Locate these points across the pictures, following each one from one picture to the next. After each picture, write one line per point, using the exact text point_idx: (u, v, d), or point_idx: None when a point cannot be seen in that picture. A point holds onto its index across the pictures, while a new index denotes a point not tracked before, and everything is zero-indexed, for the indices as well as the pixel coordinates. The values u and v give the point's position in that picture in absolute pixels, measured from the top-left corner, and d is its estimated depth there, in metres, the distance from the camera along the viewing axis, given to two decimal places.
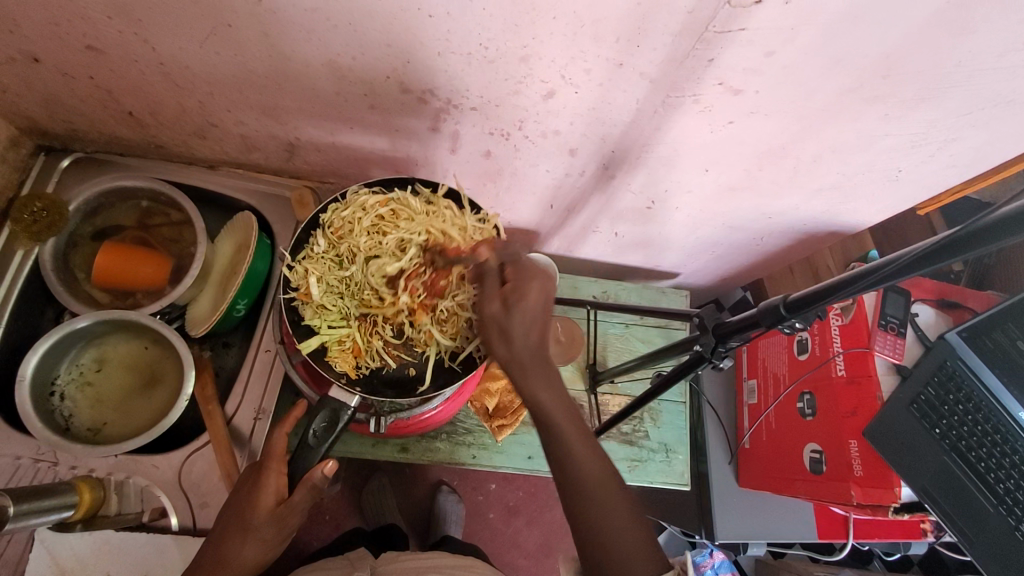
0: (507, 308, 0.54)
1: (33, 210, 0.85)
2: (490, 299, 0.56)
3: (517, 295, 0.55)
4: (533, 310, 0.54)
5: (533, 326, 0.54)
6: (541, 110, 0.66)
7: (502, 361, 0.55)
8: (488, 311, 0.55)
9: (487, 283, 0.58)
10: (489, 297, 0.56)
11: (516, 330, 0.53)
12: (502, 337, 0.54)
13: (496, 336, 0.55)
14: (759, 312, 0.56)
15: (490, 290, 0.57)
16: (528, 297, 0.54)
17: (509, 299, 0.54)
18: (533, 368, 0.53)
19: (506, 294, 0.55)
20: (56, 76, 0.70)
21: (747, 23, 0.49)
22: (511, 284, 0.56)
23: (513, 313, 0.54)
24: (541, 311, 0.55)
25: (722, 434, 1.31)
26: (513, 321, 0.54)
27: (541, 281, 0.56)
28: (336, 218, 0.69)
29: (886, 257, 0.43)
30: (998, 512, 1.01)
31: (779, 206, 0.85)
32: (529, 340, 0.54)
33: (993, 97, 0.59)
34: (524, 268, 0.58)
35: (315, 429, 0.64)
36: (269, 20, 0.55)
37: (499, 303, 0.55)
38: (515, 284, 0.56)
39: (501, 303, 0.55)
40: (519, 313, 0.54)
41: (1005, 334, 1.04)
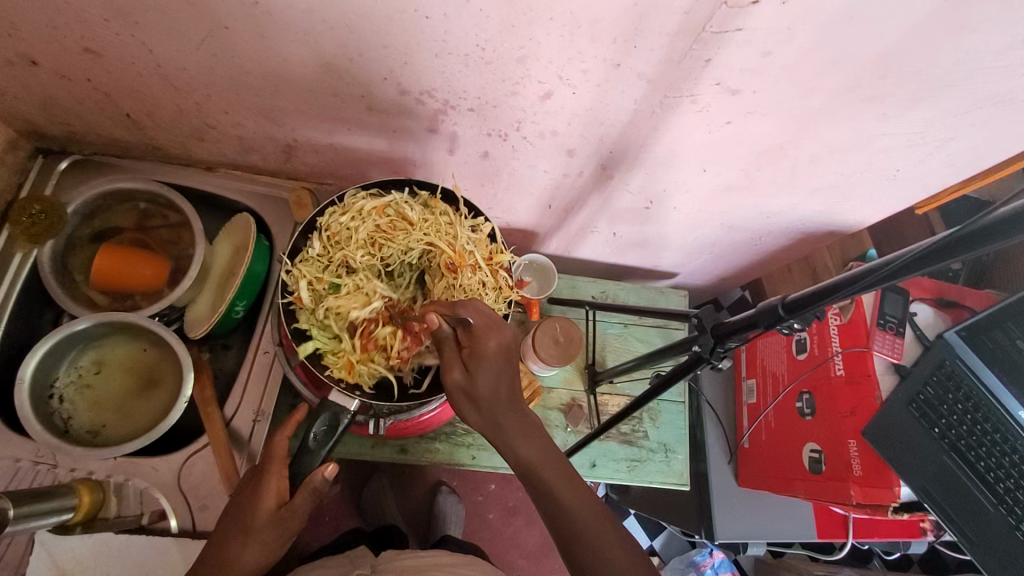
0: (470, 375, 0.57)
1: (30, 213, 0.84)
2: (453, 369, 0.58)
3: (478, 363, 0.57)
4: (495, 369, 0.58)
5: (498, 387, 0.58)
6: (539, 111, 0.66)
7: (472, 418, 0.60)
8: (452, 381, 0.58)
9: (444, 348, 0.59)
10: (451, 366, 0.58)
11: (483, 395, 0.57)
12: (473, 403, 0.59)
13: (467, 404, 0.59)
14: (757, 312, 0.56)
15: (451, 358, 0.58)
16: (487, 362, 0.57)
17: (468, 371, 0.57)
18: (504, 423, 0.59)
19: (468, 359, 0.58)
20: (54, 79, 0.70)
21: (744, 24, 0.49)
22: (468, 349, 0.58)
23: (476, 379, 0.57)
24: (501, 365, 0.58)
25: (721, 433, 1.31)
26: (479, 387, 0.57)
27: (496, 341, 0.57)
28: (332, 223, 0.68)
29: (887, 257, 0.43)
30: (997, 511, 1.01)
31: (778, 206, 0.85)
32: (499, 400, 0.59)
33: (990, 97, 0.59)
34: (477, 328, 0.58)
35: (316, 433, 0.65)
36: (267, 22, 0.55)
37: (461, 371, 0.58)
38: (474, 348, 0.57)
39: (463, 371, 0.58)
40: (484, 379, 0.57)
41: (1005, 334, 1.03)
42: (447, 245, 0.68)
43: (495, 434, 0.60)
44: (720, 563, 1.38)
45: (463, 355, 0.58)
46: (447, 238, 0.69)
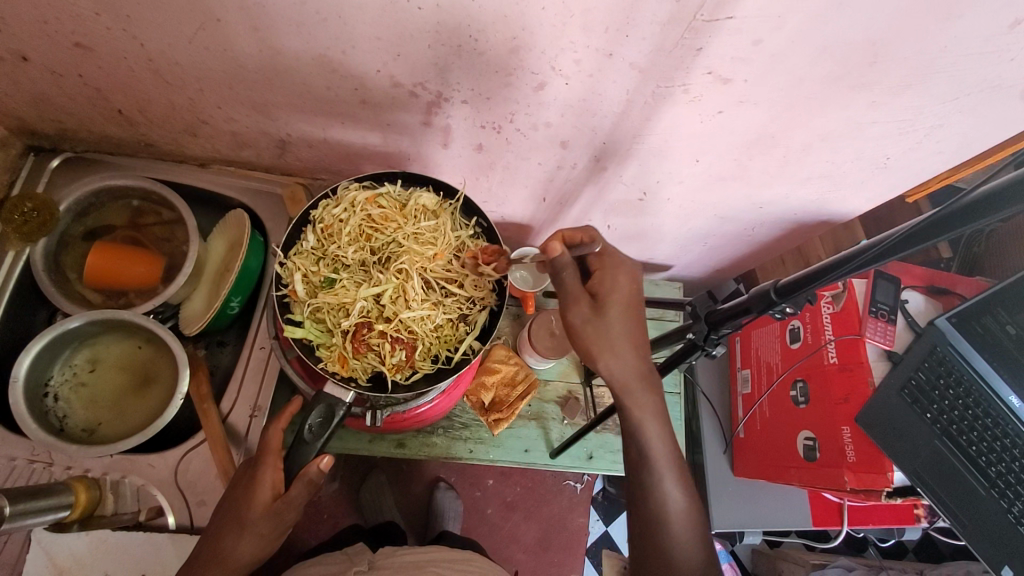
0: (599, 307, 0.56)
1: (24, 211, 0.83)
2: (577, 298, 0.55)
3: (606, 295, 0.56)
4: (625, 302, 0.57)
5: (630, 324, 0.56)
6: (532, 102, 0.66)
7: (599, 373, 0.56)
8: (576, 315, 0.55)
9: (564, 283, 0.55)
10: (573, 298, 0.55)
11: (614, 327, 0.55)
12: (601, 336, 0.55)
13: (593, 336, 0.55)
14: (750, 298, 0.57)
15: (574, 288, 0.55)
16: (619, 293, 0.57)
17: (602, 296, 0.56)
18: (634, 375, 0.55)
19: (597, 289, 0.57)
20: (45, 76, 0.70)
21: (734, 12, 0.49)
22: (596, 281, 0.58)
23: (606, 309, 0.56)
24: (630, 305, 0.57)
25: (716, 423, 1.34)
26: (610, 320, 0.55)
27: (631, 272, 0.58)
28: (326, 215, 0.69)
29: (874, 240, 0.44)
30: (989, 494, 1.03)
31: (770, 196, 0.86)
32: (627, 335, 0.55)
33: (977, 83, 0.59)
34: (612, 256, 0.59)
35: (310, 425, 0.63)
36: (258, 14, 0.55)
37: (589, 304, 0.56)
38: (603, 281, 0.57)
39: (590, 305, 0.56)
40: (614, 314, 0.56)
41: (995, 320, 1.05)
42: (439, 244, 0.70)
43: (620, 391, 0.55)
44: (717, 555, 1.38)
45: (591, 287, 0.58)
46: (440, 237, 0.70)
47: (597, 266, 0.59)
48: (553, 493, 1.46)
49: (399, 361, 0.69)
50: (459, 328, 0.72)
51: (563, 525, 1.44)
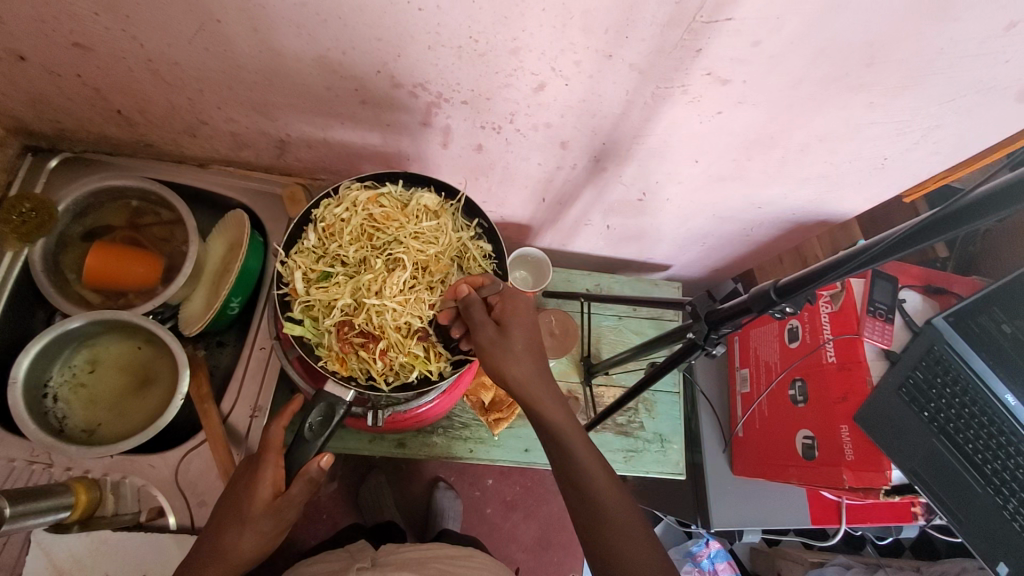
0: (503, 330, 0.63)
1: (21, 211, 0.82)
2: (484, 325, 0.63)
3: (509, 320, 0.64)
4: (525, 328, 0.64)
5: (527, 347, 0.63)
6: (532, 103, 0.66)
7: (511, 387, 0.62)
8: (484, 337, 0.63)
9: (473, 314, 0.63)
10: (481, 326, 0.63)
11: (516, 348, 0.62)
12: (504, 357, 0.61)
13: (497, 360, 0.62)
14: (749, 298, 0.58)
15: (482, 317, 0.63)
16: (517, 320, 0.64)
17: (503, 323, 0.63)
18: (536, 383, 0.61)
19: (500, 317, 0.64)
20: (43, 76, 0.70)
21: (733, 14, 0.50)
22: (498, 309, 0.65)
23: (509, 333, 0.63)
24: (529, 328, 0.64)
25: (715, 423, 1.34)
26: (512, 341, 0.62)
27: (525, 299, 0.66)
28: (328, 215, 0.69)
29: (871, 240, 0.44)
30: (985, 491, 1.04)
31: (769, 196, 0.86)
32: (524, 355, 0.62)
33: (972, 85, 0.60)
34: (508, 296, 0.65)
35: (311, 423, 0.63)
36: (260, 16, 0.55)
37: (493, 328, 0.63)
38: (507, 309, 0.64)
39: (496, 329, 0.63)
40: (516, 336, 0.63)
41: (990, 319, 1.05)
42: (438, 248, 0.70)
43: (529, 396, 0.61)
44: (716, 553, 1.38)
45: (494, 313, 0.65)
46: (439, 242, 0.70)
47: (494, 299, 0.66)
48: (553, 492, 1.46)
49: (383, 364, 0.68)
50: (446, 336, 0.71)
51: (563, 524, 1.45)
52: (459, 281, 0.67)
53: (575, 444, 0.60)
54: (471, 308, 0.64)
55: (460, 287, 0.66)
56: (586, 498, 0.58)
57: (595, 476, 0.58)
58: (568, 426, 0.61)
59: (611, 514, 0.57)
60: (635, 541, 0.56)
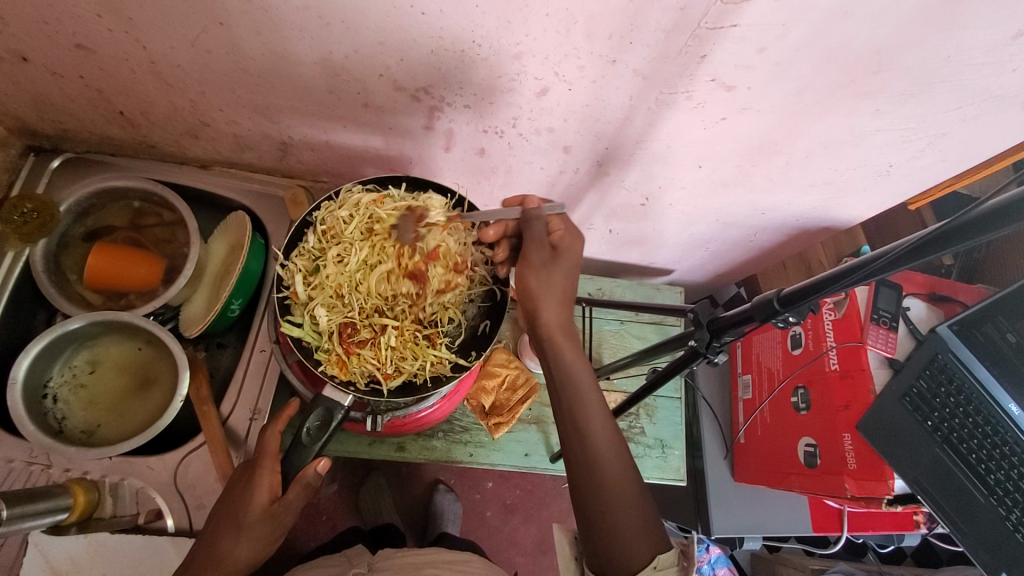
0: (553, 259, 0.63)
1: (23, 211, 0.82)
2: (541, 245, 0.62)
3: (562, 247, 0.64)
4: (572, 265, 0.64)
5: (567, 280, 0.64)
6: (535, 107, 0.66)
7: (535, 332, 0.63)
8: (536, 256, 0.62)
9: (535, 229, 0.61)
10: (538, 244, 0.62)
11: (557, 285, 0.63)
12: (545, 285, 0.62)
13: (538, 281, 0.62)
14: (753, 306, 0.57)
15: (540, 235, 0.62)
16: (571, 251, 0.64)
17: (557, 249, 0.64)
18: (559, 336, 0.63)
19: (556, 243, 0.64)
20: (45, 76, 0.70)
21: (738, 20, 0.49)
22: (556, 239, 0.64)
23: (560, 257, 0.63)
24: (571, 274, 0.64)
25: (717, 429, 1.33)
26: (558, 269, 0.63)
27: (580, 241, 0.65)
28: (329, 217, 0.68)
29: (873, 254, 0.44)
30: (989, 503, 1.03)
31: (773, 202, 0.86)
32: (562, 289, 0.63)
33: (980, 93, 0.59)
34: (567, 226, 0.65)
35: (309, 427, 0.63)
36: (262, 18, 0.55)
37: (547, 252, 0.63)
38: (563, 239, 0.64)
39: (549, 253, 0.63)
40: (564, 265, 0.63)
41: (995, 328, 1.04)
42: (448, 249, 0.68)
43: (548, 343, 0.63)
44: (717, 559, 1.34)
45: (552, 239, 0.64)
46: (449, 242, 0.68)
47: (554, 226, 0.65)
48: (553, 496, 1.45)
49: (384, 365, 0.67)
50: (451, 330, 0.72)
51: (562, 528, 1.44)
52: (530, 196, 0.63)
53: (594, 430, 0.60)
54: (532, 224, 0.61)
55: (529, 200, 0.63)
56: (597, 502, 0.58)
57: (610, 474, 0.59)
58: (591, 404, 0.61)
59: (622, 516, 0.58)
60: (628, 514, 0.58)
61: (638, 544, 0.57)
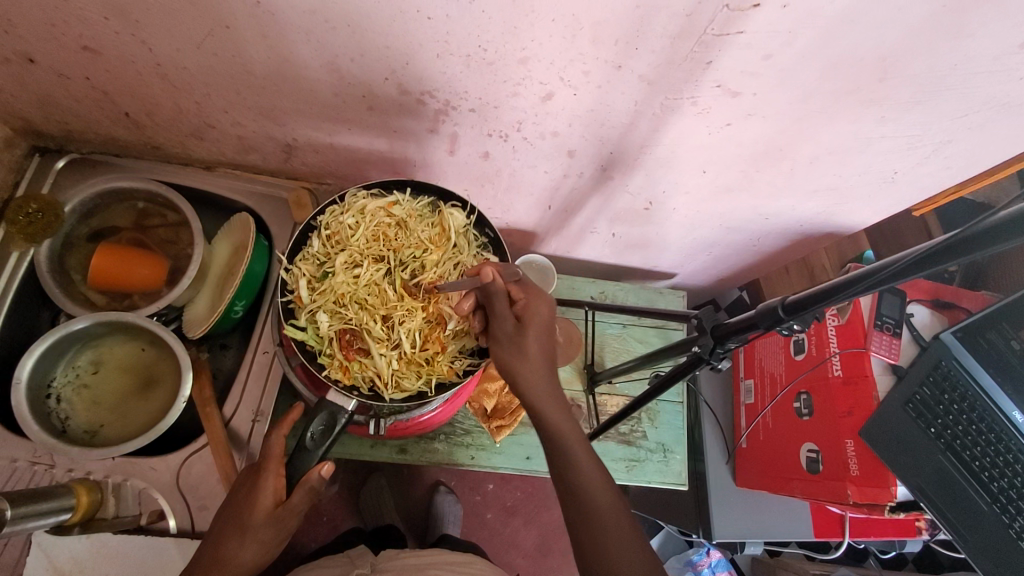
0: (520, 327, 0.62)
1: (27, 212, 0.83)
2: (502, 317, 0.62)
3: (527, 316, 0.63)
4: (541, 327, 0.63)
5: (542, 351, 0.63)
6: (539, 111, 0.66)
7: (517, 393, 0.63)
8: (501, 329, 0.63)
9: (497, 304, 0.60)
10: (501, 317, 0.62)
11: (529, 351, 0.62)
12: (519, 353, 0.62)
13: (509, 351, 0.63)
14: (756, 314, 0.57)
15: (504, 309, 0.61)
16: (536, 316, 0.63)
17: (521, 319, 0.62)
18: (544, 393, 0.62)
19: (520, 313, 0.63)
20: (52, 77, 0.70)
21: (745, 27, 0.49)
22: (520, 303, 0.63)
23: (527, 327, 0.62)
24: (542, 335, 0.63)
25: (719, 433, 1.33)
26: (526, 338, 0.62)
27: (547, 301, 0.65)
28: (334, 222, 0.68)
29: (876, 265, 0.44)
30: (991, 511, 1.02)
31: (777, 206, 0.85)
32: (537, 354, 0.62)
33: (987, 100, 0.59)
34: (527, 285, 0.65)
35: (312, 432, 0.63)
36: (269, 22, 0.55)
37: (512, 322, 0.62)
38: (527, 304, 0.63)
39: (515, 323, 0.62)
40: (532, 332, 0.62)
41: (999, 334, 1.04)
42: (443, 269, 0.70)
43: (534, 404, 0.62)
44: (717, 563, 1.36)
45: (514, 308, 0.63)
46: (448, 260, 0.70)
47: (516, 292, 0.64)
48: (554, 499, 1.46)
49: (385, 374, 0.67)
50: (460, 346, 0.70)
51: (563, 530, 1.45)
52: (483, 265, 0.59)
53: (581, 460, 0.60)
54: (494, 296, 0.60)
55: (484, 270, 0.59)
56: (591, 540, 0.57)
57: (597, 498, 0.58)
58: (573, 435, 0.61)
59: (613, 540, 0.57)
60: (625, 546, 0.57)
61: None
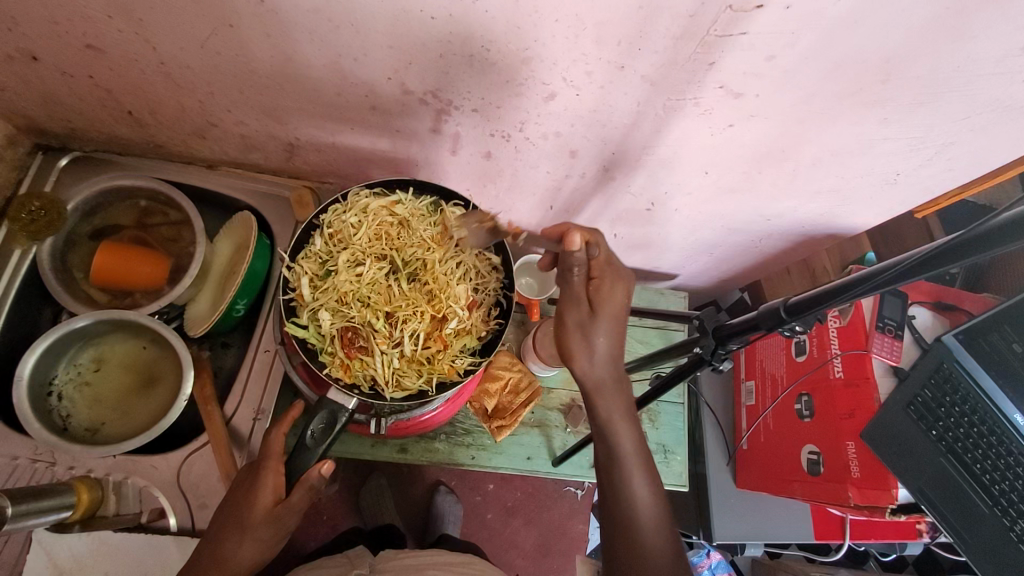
0: (593, 313, 0.59)
1: (30, 210, 0.84)
2: (576, 302, 0.59)
3: (602, 300, 0.59)
4: (617, 310, 0.59)
5: (613, 338, 0.59)
6: (542, 112, 0.66)
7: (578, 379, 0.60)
8: (571, 316, 0.59)
9: (568, 283, 0.59)
10: (573, 303, 0.59)
11: (597, 340, 0.59)
12: (581, 343, 0.59)
13: (578, 342, 0.59)
14: (759, 315, 0.57)
15: (576, 292, 0.59)
16: (612, 301, 0.59)
17: (597, 304, 0.59)
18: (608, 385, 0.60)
19: (592, 299, 0.59)
20: (56, 76, 0.70)
21: (748, 28, 0.49)
22: (595, 284, 0.60)
23: (601, 314, 0.59)
24: (614, 323, 0.59)
25: (720, 434, 1.32)
26: (598, 326, 0.59)
27: (626, 289, 0.60)
28: (336, 221, 0.69)
29: (876, 267, 0.45)
30: (993, 513, 1.02)
31: (779, 208, 0.85)
32: (606, 346, 0.59)
33: (990, 103, 0.59)
34: (612, 264, 0.61)
35: (313, 430, 0.63)
36: (273, 22, 0.56)
37: (585, 310, 0.59)
38: (604, 286, 0.59)
39: (588, 309, 0.59)
40: (604, 318, 0.59)
41: (1001, 337, 1.04)
42: (447, 267, 0.70)
43: (593, 396, 0.60)
44: (718, 565, 1.34)
45: (589, 291, 0.60)
46: (452, 258, 0.70)
47: (595, 267, 0.60)
48: (554, 499, 1.45)
49: (386, 372, 0.67)
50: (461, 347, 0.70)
51: (563, 531, 1.44)
52: (574, 231, 0.59)
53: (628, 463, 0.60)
54: (569, 271, 0.59)
55: (572, 235, 0.59)
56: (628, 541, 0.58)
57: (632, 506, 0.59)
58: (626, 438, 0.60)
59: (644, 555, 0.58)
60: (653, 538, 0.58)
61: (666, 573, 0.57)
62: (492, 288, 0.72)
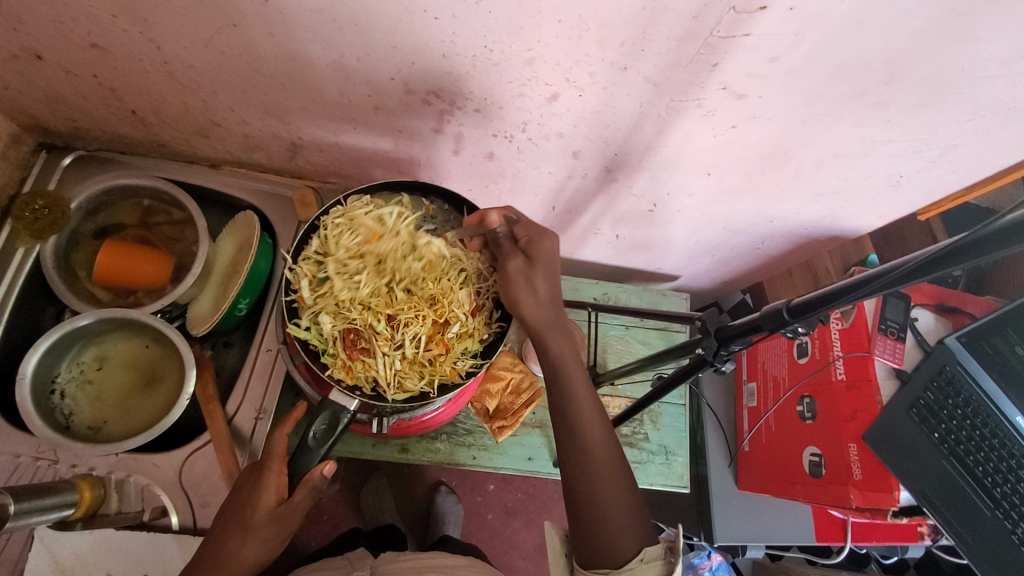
0: (530, 262, 0.66)
1: (34, 208, 0.84)
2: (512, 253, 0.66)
3: (537, 254, 0.66)
4: (548, 260, 0.67)
5: (550, 283, 0.67)
6: (544, 112, 0.66)
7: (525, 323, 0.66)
8: (512, 264, 0.66)
9: (502, 243, 0.67)
10: (511, 253, 0.66)
11: (538, 286, 0.66)
12: (528, 290, 0.65)
13: (523, 291, 0.65)
14: (760, 316, 0.57)
15: (510, 247, 0.67)
16: (544, 250, 0.67)
17: (532, 256, 0.66)
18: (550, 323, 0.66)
19: (528, 251, 0.67)
20: (60, 75, 0.70)
21: (752, 29, 0.49)
22: (526, 238, 0.67)
23: (537, 264, 0.66)
24: (551, 268, 0.67)
25: (721, 436, 1.32)
26: (537, 273, 0.66)
27: (552, 238, 0.68)
28: (335, 223, 0.67)
29: (878, 269, 0.45)
30: (995, 517, 1.02)
31: (781, 209, 0.85)
32: (548, 293, 0.66)
33: (993, 105, 0.59)
34: (530, 222, 0.68)
35: (315, 431, 0.65)
36: (277, 21, 0.56)
37: (522, 258, 0.66)
38: (533, 241, 0.67)
39: (523, 260, 0.66)
40: (541, 266, 0.66)
41: (1003, 340, 1.03)
42: (446, 268, 0.69)
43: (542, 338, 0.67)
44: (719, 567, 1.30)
45: (521, 247, 0.67)
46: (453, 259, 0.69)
47: (520, 230, 0.68)
48: (555, 500, 1.45)
49: (386, 374, 0.66)
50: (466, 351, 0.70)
51: None
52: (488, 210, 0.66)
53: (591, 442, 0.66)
54: (498, 240, 0.68)
55: (489, 216, 0.66)
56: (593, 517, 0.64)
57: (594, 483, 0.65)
58: (588, 413, 0.67)
59: (608, 527, 0.64)
60: (614, 512, 0.63)
61: (629, 539, 0.64)
62: (493, 288, 0.72)
